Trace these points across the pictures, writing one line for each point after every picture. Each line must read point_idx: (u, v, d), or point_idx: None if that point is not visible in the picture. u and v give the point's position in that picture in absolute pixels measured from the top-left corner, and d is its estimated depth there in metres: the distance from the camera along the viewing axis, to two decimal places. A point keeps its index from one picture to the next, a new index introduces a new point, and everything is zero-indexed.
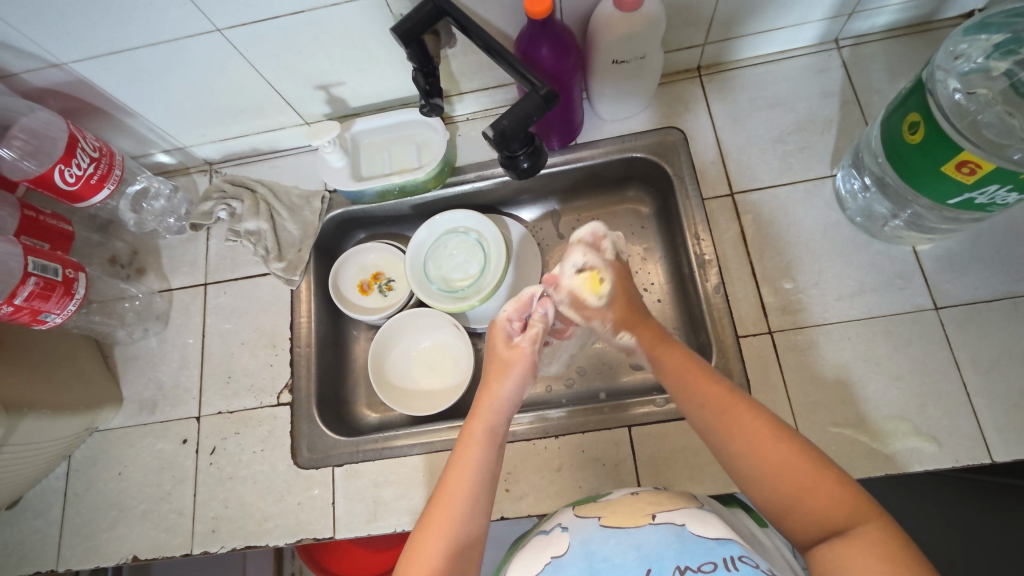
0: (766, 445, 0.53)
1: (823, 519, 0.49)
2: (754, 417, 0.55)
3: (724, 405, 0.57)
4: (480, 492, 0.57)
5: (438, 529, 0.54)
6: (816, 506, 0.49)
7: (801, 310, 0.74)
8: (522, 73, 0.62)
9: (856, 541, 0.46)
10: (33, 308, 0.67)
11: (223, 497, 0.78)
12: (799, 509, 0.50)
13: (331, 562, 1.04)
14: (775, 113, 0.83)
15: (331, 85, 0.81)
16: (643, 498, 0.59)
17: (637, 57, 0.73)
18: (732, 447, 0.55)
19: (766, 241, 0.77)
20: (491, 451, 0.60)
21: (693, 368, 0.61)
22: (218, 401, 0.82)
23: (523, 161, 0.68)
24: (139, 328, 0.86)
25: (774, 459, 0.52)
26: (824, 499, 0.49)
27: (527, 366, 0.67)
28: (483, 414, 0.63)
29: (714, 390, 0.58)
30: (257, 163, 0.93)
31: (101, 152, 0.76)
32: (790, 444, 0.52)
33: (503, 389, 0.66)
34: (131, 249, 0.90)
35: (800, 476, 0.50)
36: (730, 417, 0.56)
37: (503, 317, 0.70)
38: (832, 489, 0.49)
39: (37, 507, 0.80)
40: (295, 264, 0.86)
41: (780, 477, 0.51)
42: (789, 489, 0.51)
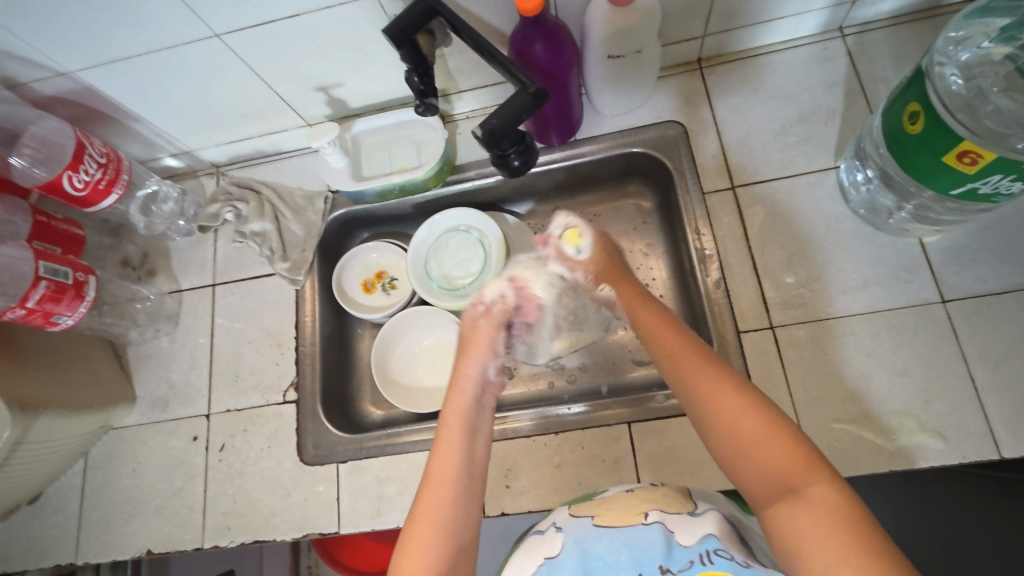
0: (728, 408, 0.52)
1: (779, 479, 0.47)
2: (726, 384, 0.53)
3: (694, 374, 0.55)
4: (458, 484, 0.56)
5: (426, 515, 0.54)
6: (772, 467, 0.48)
7: (803, 305, 0.73)
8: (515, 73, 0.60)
9: (808, 501, 0.45)
10: (45, 311, 0.69)
11: (232, 494, 0.80)
12: (760, 469, 0.49)
13: (344, 554, 1.08)
14: (777, 104, 0.81)
15: (330, 86, 0.82)
16: (637, 493, 0.59)
17: (634, 51, 0.72)
18: (703, 416, 0.54)
19: (768, 234, 0.76)
20: (466, 436, 0.60)
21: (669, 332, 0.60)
22: (226, 399, 0.84)
23: (514, 159, 0.65)
24: (151, 328, 0.89)
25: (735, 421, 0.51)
26: (777, 459, 0.48)
27: (490, 342, 0.68)
28: (456, 396, 0.63)
29: (690, 355, 0.57)
30: (261, 165, 0.95)
31: (108, 157, 0.77)
32: (758, 411, 0.51)
33: (469, 368, 0.66)
34: (142, 251, 0.93)
35: (761, 440, 0.49)
36: (695, 384, 0.55)
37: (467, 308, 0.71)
38: (790, 452, 0.48)
39: (57, 502, 0.83)
40: (299, 263, 0.88)
41: (745, 441, 0.50)
42: (752, 450, 0.50)
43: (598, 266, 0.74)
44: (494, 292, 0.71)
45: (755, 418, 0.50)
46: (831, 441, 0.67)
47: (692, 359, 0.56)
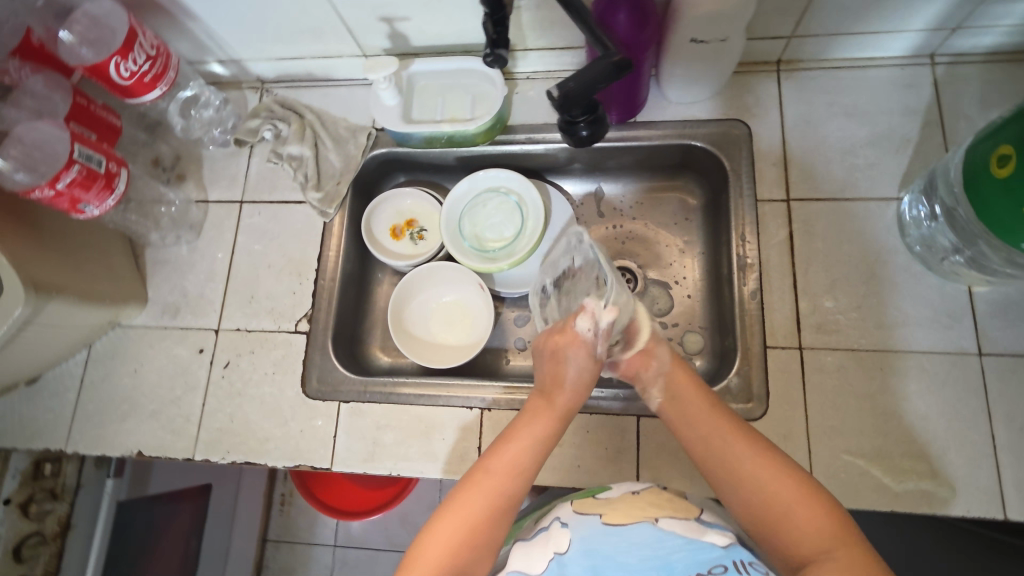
0: (764, 470, 0.55)
1: (812, 542, 0.50)
2: (758, 448, 0.57)
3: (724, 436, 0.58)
4: (519, 475, 0.58)
5: (490, 480, 0.57)
6: (808, 535, 0.51)
7: (837, 331, 0.71)
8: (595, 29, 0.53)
9: (842, 563, 0.48)
10: (73, 196, 0.66)
11: (229, 412, 0.80)
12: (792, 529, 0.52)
13: (332, 499, 1.18)
14: (851, 122, 0.78)
15: (396, 19, 0.78)
16: (644, 497, 0.58)
17: (719, 39, 0.69)
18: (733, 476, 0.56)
19: (815, 253, 0.74)
20: (544, 442, 0.61)
21: (694, 393, 0.63)
22: (237, 318, 0.83)
23: (581, 129, 0.59)
24: (173, 234, 0.87)
25: (771, 481, 0.54)
26: (813, 523, 0.51)
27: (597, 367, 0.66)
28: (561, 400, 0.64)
29: (711, 420, 0.60)
30: (309, 88, 0.92)
31: (158, 50, 0.72)
32: (790, 477, 0.54)
33: (573, 376, 0.65)
34: (175, 154, 0.90)
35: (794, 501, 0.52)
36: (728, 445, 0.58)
37: (583, 330, 0.64)
38: (821, 514, 0.51)
39: (55, 388, 0.83)
40: (332, 196, 0.86)
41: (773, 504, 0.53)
42: (783, 514, 0.52)
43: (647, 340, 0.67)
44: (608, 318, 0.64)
45: (788, 481, 0.54)
46: (837, 472, 0.67)
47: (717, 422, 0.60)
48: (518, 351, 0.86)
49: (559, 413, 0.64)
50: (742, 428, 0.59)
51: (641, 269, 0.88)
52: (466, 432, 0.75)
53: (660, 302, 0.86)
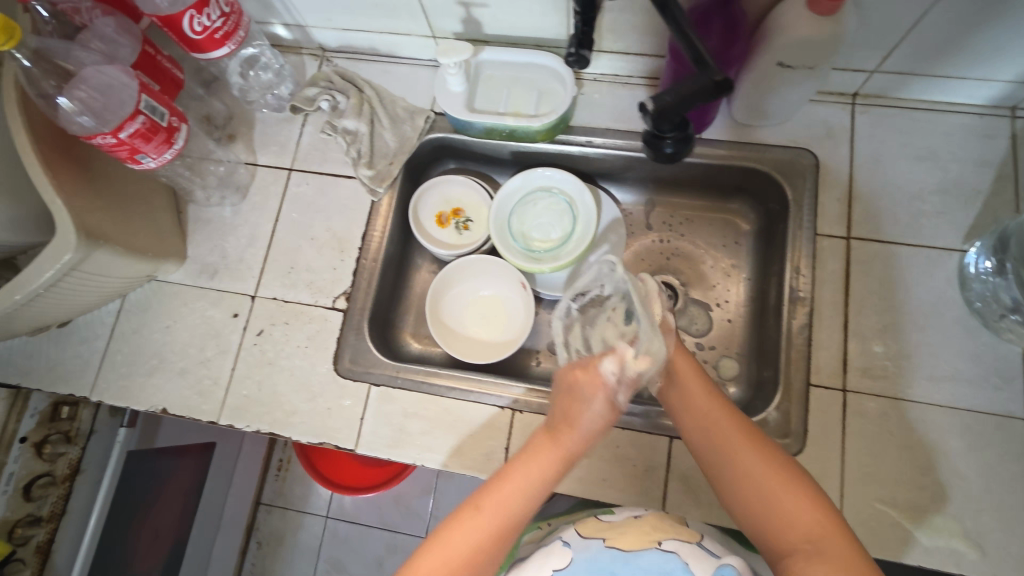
0: (755, 455, 0.56)
1: (799, 531, 0.52)
2: (750, 437, 0.58)
3: (727, 429, 0.59)
4: (513, 516, 0.56)
5: (485, 514, 0.56)
6: (793, 520, 0.52)
7: (882, 378, 0.70)
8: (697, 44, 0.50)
9: (824, 552, 0.50)
10: (133, 146, 0.65)
11: (257, 381, 0.79)
12: (777, 513, 0.53)
13: (329, 470, 1.21)
14: (921, 166, 0.76)
15: (473, 4, 0.76)
16: (651, 522, 0.61)
17: (807, 66, 0.67)
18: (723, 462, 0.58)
19: (869, 295, 0.73)
20: (545, 480, 0.59)
21: (693, 378, 0.64)
22: (275, 287, 0.82)
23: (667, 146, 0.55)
24: (218, 194, 0.86)
25: (759, 466, 0.56)
26: (798, 509, 0.53)
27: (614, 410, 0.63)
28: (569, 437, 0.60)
29: (709, 403, 0.61)
30: (370, 62, 0.90)
31: (232, 7, 0.71)
32: (788, 468, 0.55)
33: (584, 417, 0.61)
34: (228, 113, 0.89)
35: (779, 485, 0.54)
36: (721, 430, 0.59)
37: (608, 373, 0.60)
38: (811, 504, 0.53)
39: (85, 334, 0.83)
40: (383, 175, 0.85)
41: (767, 491, 0.55)
42: (771, 497, 0.54)
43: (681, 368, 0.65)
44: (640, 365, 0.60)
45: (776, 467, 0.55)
46: (866, 519, 0.66)
47: (721, 417, 0.60)
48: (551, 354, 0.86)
49: (563, 454, 0.60)
50: (735, 415, 0.60)
51: (683, 286, 0.87)
52: (494, 431, 0.74)
53: (699, 322, 0.85)
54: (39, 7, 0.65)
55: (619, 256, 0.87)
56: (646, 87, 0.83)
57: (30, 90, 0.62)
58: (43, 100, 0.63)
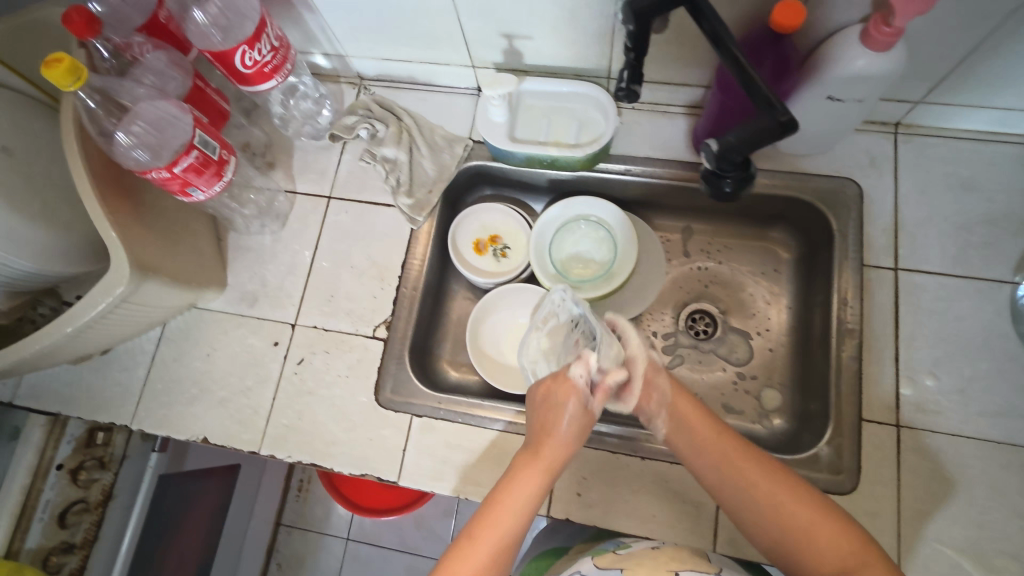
0: (772, 488, 0.56)
1: (832, 561, 0.52)
2: (765, 467, 0.57)
3: (738, 465, 0.58)
4: (512, 535, 0.55)
5: (489, 538, 0.54)
6: (824, 551, 0.52)
7: (934, 412, 0.69)
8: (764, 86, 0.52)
9: None
10: (185, 180, 0.65)
11: (298, 410, 0.79)
12: (804, 546, 0.53)
13: (353, 494, 1.21)
14: (967, 196, 0.76)
15: (516, 36, 0.76)
16: (668, 552, 0.63)
17: (856, 99, 0.67)
18: (740, 499, 0.57)
19: (917, 327, 0.72)
20: (539, 492, 0.58)
21: (693, 409, 0.63)
22: (315, 316, 0.82)
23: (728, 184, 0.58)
24: (257, 222, 0.86)
25: (778, 501, 0.55)
26: (829, 539, 0.52)
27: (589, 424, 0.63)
28: (553, 445, 0.61)
29: (714, 434, 0.60)
30: (408, 91, 0.91)
31: (281, 42, 0.71)
32: (808, 499, 0.55)
33: (563, 424, 0.62)
34: (267, 141, 0.90)
35: (803, 516, 0.54)
36: (735, 466, 0.58)
37: (575, 376, 0.63)
38: (839, 533, 0.52)
39: (125, 362, 0.83)
40: (423, 204, 0.85)
41: (792, 526, 0.54)
42: (795, 529, 0.54)
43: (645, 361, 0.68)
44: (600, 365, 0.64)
45: (797, 497, 0.55)
46: (922, 558, 0.65)
47: (728, 447, 0.59)
48: None
49: (548, 464, 0.60)
50: (740, 443, 0.60)
51: (722, 314, 0.87)
52: None
53: (739, 351, 0.85)
54: (100, 45, 0.66)
55: (658, 286, 0.88)
56: (685, 115, 0.83)
57: (91, 127, 0.64)
58: (103, 137, 0.65)
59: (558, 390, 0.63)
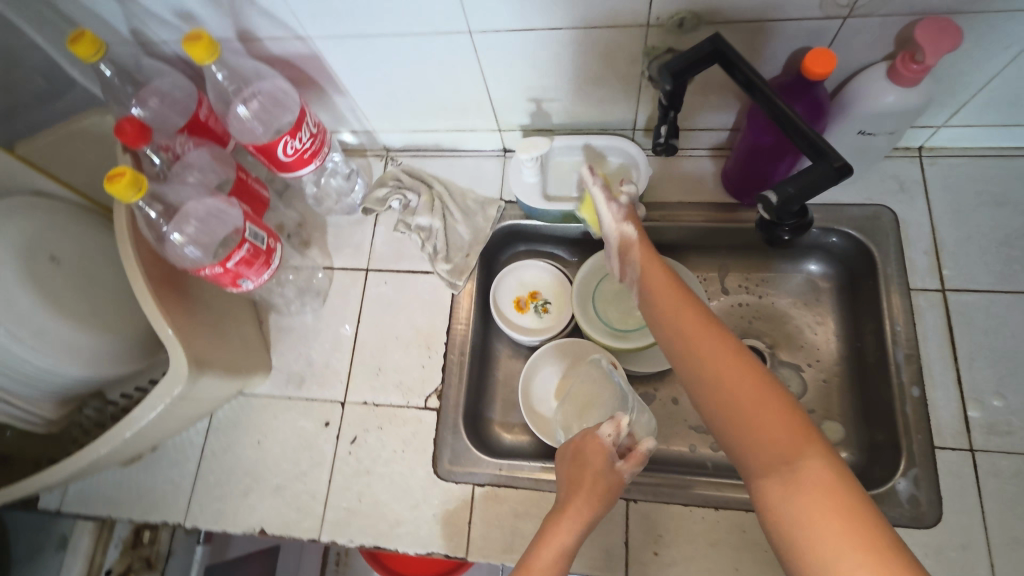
0: (726, 368, 0.52)
1: (773, 448, 0.47)
2: (728, 348, 0.54)
3: (697, 344, 0.55)
4: None
5: None
6: (769, 441, 0.48)
7: (1009, 434, 0.68)
8: (811, 136, 0.55)
9: (803, 476, 0.45)
10: (237, 273, 0.65)
11: (357, 491, 0.77)
12: (750, 430, 0.49)
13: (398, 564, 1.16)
14: (1002, 212, 0.77)
15: (544, 100, 0.79)
16: None
17: (886, 132, 0.69)
18: (698, 380, 0.54)
19: (975, 347, 0.72)
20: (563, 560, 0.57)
21: (671, 291, 0.62)
22: (365, 391, 0.81)
23: (785, 233, 0.59)
24: (298, 301, 0.86)
25: (730, 382, 0.52)
26: (773, 429, 0.48)
27: (617, 488, 0.61)
28: (577, 506, 0.59)
29: (687, 313, 0.58)
30: (434, 158, 0.93)
31: (319, 129, 0.73)
32: (759, 379, 0.51)
33: (586, 489, 0.60)
34: (300, 220, 0.91)
35: (752, 401, 0.50)
36: (698, 347, 0.55)
37: (605, 436, 0.62)
38: (786, 420, 0.48)
39: (175, 457, 0.82)
40: (461, 268, 0.85)
41: (739, 406, 0.50)
42: (740, 413, 0.50)
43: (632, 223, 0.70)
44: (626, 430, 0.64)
45: (749, 381, 0.51)
46: None
47: (695, 327, 0.56)
48: None
49: (569, 526, 0.58)
50: (709, 325, 0.56)
51: (770, 349, 0.84)
52: (611, 525, 0.72)
53: (794, 385, 0.81)
54: (156, 157, 0.69)
55: None
56: (710, 157, 0.86)
57: (148, 232, 0.65)
58: (159, 241, 0.66)
59: (586, 443, 0.62)
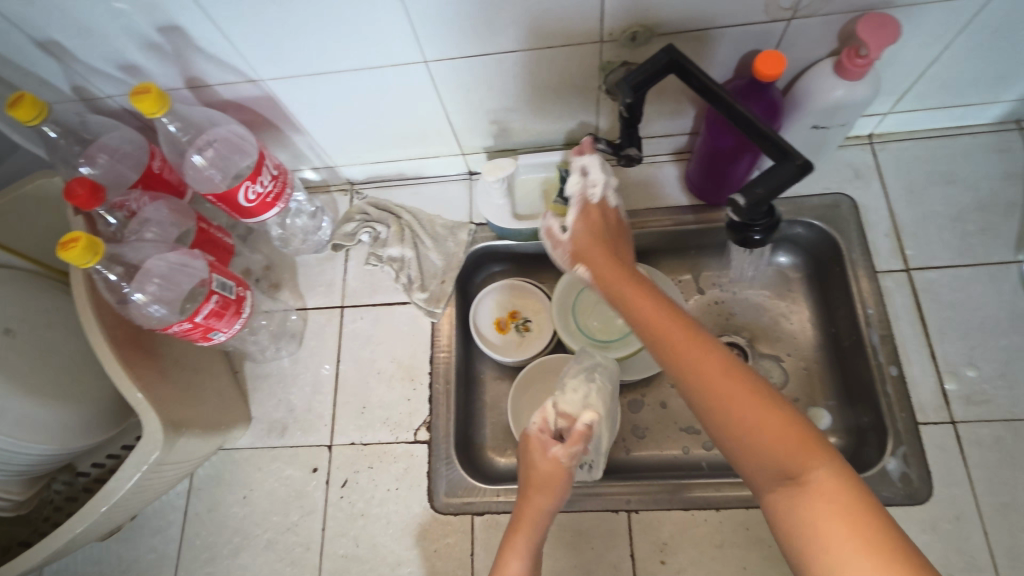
0: (718, 382, 0.50)
1: (779, 459, 0.47)
2: (715, 359, 0.52)
3: (683, 357, 0.53)
4: None
5: None
6: (774, 453, 0.47)
7: (985, 402, 0.70)
8: (771, 136, 0.56)
9: (812, 486, 0.45)
10: (207, 326, 0.63)
11: (353, 536, 0.74)
12: (752, 443, 0.48)
13: None
14: (954, 189, 0.80)
15: (504, 120, 0.79)
16: None
17: (838, 124, 0.71)
18: (691, 393, 0.52)
19: (943, 322, 0.74)
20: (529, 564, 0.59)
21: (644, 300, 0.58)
22: (351, 431, 0.79)
23: (757, 233, 0.60)
24: (273, 346, 0.84)
25: (726, 396, 0.50)
26: (775, 440, 0.47)
27: (566, 477, 0.63)
28: (532, 504, 0.62)
29: (666, 323, 0.55)
30: (399, 187, 0.92)
31: (279, 169, 0.72)
32: (753, 389, 0.50)
33: (539, 488, 0.62)
34: (266, 263, 0.89)
35: (750, 414, 0.48)
36: (685, 359, 0.53)
37: (533, 430, 0.65)
38: (787, 429, 0.47)
39: (156, 524, 0.78)
40: (438, 295, 0.84)
41: (736, 421, 0.49)
42: (739, 427, 0.49)
43: (584, 248, 0.65)
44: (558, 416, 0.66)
45: (743, 393, 0.49)
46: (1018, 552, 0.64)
47: (679, 338, 0.54)
48: (637, 439, 0.81)
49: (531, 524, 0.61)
50: (693, 334, 0.54)
51: (750, 343, 0.84)
52: (614, 537, 0.71)
53: (775, 375, 0.81)
54: (112, 216, 0.66)
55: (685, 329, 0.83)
56: (673, 162, 0.88)
57: (110, 296, 0.63)
58: (121, 304, 0.64)
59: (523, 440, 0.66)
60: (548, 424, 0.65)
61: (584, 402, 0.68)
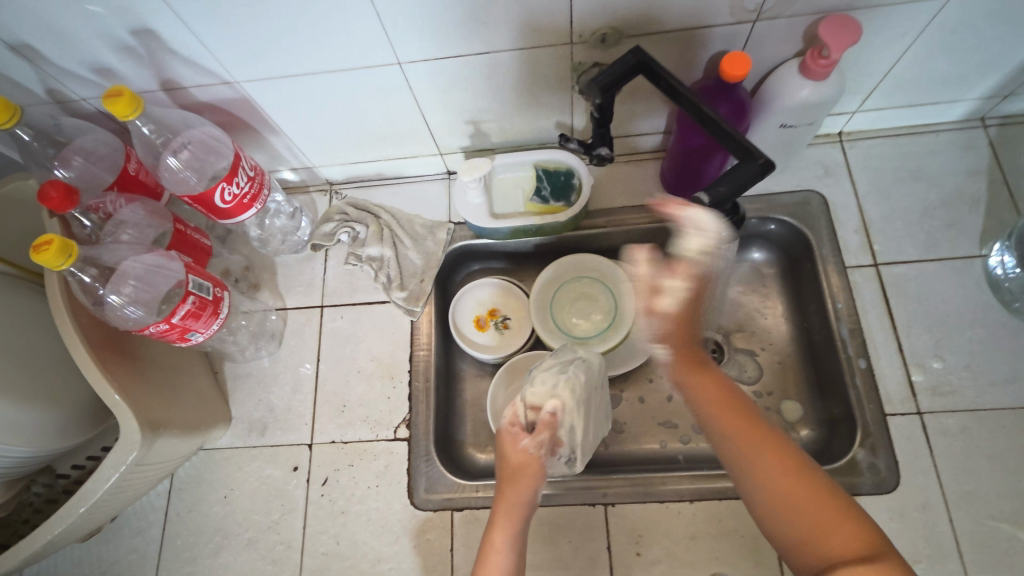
0: (778, 469, 0.53)
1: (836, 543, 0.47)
2: (777, 449, 0.54)
3: (747, 444, 0.55)
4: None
5: None
6: (830, 538, 0.47)
7: (950, 393, 0.72)
8: (735, 135, 0.59)
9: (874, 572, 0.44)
10: (184, 327, 0.64)
11: (334, 533, 0.75)
12: (808, 528, 0.49)
13: None
14: (921, 186, 0.82)
15: (480, 121, 0.80)
16: None
17: (806, 123, 0.73)
18: (749, 480, 0.54)
19: (910, 315, 0.76)
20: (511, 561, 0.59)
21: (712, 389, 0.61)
22: (332, 430, 0.80)
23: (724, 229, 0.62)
24: (252, 346, 0.84)
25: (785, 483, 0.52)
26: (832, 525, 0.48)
27: (538, 468, 0.62)
28: (507, 503, 0.61)
29: (730, 415, 0.58)
30: (379, 188, 0.93)
31: (256, 171, 0.73)
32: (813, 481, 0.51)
33: (515, 484, 0.61)
34: (245, 264, 0.89)
35: (810, 501, 0.50)
36: (748, 447, 0.55)
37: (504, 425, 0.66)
38: (846, 518, 0.48)
39: (137, 525, 0.78)
40: (417, 294, 0.85)
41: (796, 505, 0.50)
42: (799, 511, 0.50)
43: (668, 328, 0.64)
44: (527, 409, 0.66)
45: (801, 482, 0.51)
46: (981, 538, 0.66)
47: (742, 429, 0.57)
48: (615, 434, 0.82)
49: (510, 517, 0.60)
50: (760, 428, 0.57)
51: (725, 337, 0.85)
52: (592, 530, 0.73)
53: (750, 369, 0.83)
54: (87, 219, 0.67)
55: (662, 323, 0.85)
56: (649, 160, 0.89)
57: (85, 298, 0.63)
58: (97, 306, 0.64)
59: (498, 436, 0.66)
60: (520, 419, 0.66)
61: (551, 391, 0.68)
